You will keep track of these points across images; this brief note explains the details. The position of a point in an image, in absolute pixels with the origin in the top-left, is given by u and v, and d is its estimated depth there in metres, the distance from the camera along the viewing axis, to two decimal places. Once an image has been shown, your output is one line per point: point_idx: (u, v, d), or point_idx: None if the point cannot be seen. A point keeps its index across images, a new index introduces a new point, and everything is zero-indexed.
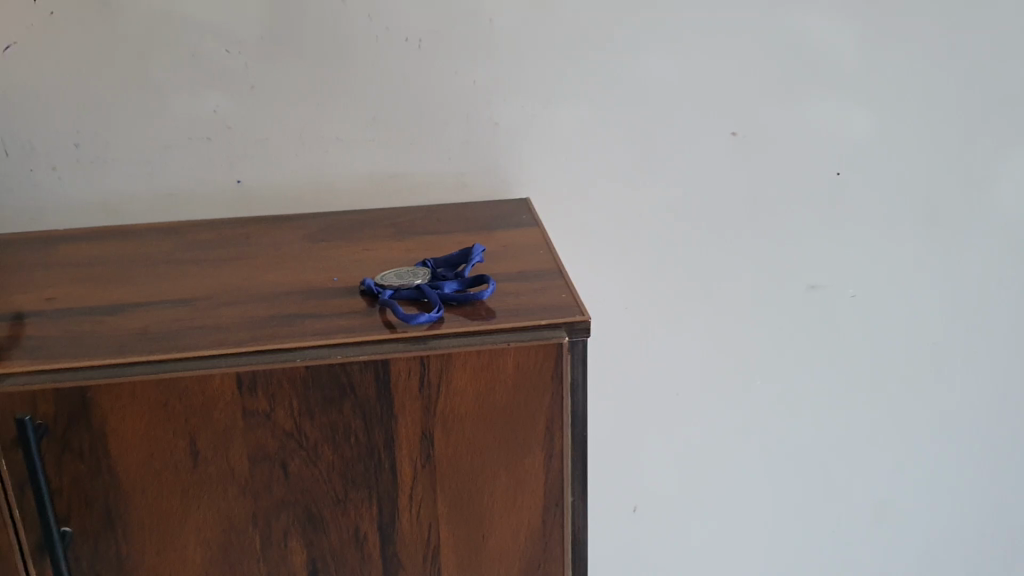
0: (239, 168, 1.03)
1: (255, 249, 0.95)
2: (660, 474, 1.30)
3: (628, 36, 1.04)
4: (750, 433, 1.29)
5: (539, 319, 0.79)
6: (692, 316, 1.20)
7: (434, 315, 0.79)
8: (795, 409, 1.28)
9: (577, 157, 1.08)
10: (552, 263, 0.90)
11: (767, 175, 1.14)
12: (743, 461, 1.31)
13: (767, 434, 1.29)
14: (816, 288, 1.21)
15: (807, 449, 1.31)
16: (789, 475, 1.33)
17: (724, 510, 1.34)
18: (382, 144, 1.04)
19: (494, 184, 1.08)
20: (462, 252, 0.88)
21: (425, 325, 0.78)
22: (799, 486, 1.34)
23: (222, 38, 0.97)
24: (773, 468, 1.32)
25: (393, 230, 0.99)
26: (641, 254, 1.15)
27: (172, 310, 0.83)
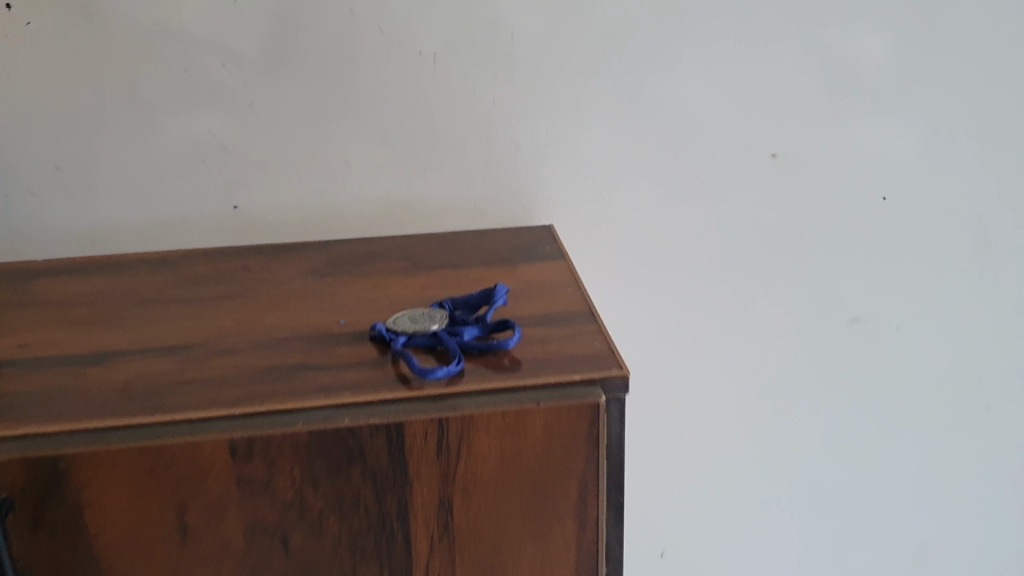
0: (237, 194, 0.94)
1: (254, 286, 0.86)
2: (688, 517, 1.21)
3: (661, 50, 0.96)
4: (784, 474, 1.20)
5: (572, 373, 0.70)
6: (725, 351, 1.11)
7: (454, 368, 0.70)
8: (832, 449, 1.19)
9: (604, 181, 1.00)
10: (582, 304, 0.81)
11: (810, 199, 1.05)
12: (777, 504, 1.22)
13: (805, 474, 1.20)
14: (858, 321, 1.12)
15: (848, 491, 1.22)
16: (828, 518, 1.23)
17: (757, 553, 1.25)
18: (393, 167, 0.96)
19: (513, 211, 1.00)
20: (483, 292, 0.79)
21: (442, 382, 0.69)
22: (838, 530, 1.24)
23: (218, 52, 0.88)
24: (811, 511, 1.23)
25: (406, 264, 0.90)
26: (671, 284, 1.07)
27: (161, 361, 0.74)
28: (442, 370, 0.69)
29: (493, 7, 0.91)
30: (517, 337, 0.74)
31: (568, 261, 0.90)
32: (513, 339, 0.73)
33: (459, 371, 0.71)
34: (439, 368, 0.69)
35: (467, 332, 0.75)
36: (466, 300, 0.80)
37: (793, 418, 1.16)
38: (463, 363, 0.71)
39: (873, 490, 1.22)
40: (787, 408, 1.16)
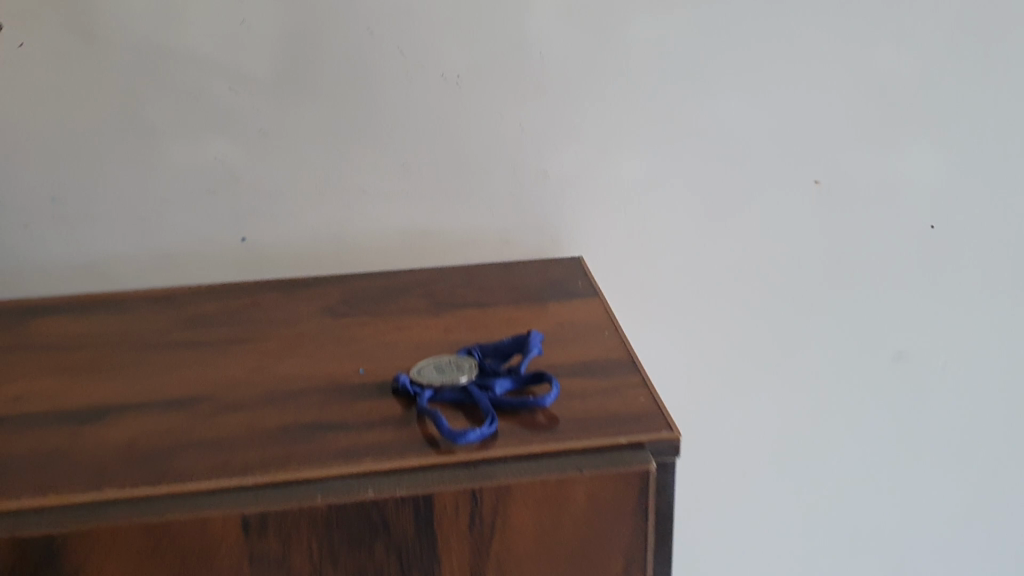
0: (247, 225, 0.88)
1: (265, 327, 0.80)
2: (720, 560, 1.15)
3: (701, 72, 0.89)
4: (822, 517, 1.13)
5: (617, 435, 0.64)
6: (762, 387, 1.05)
7: (486, 430, 0.64)
8: (874, 491, 1.12)
9: (638, 209, 0.94)
10: (623, 351, 0.74)
11: (856, 228, 0.98)
12: (815, 547, 1.15)
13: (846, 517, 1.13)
14: (904, 356, 1.05)
15: (891, 534, 1.15)
16: (869, 563, 1.16)
17: None
18: (413, 196, 0.89)
19: (540, 243, 0.94)
20: (515, 339, 0.73)
21: (475, 446, 0.63)
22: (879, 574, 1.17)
23: (226, 75, 0.82)
24: (850, 555, 1.16)
25: (428, 302, 0.84)
26: (706, 318, 1.00)
27: (165, 417, 0.68)
28: (474, 433, 0.63)
29: (521, 27, 0.84)
30: (556, 393, 0.67)
31: (602, 298, 0.84)
32: (551, 395, 0.67)
33: (492, 432, 0.64)
34: (471, 430, 0.62)
35: (499, 386, 0.69)
36: (496, 346, 0.73)
37: (833, 458, 1.10)
38: (497, 422, 0.65)
39: (919, 534, 1.15)
40: (826, 447, 1.09)
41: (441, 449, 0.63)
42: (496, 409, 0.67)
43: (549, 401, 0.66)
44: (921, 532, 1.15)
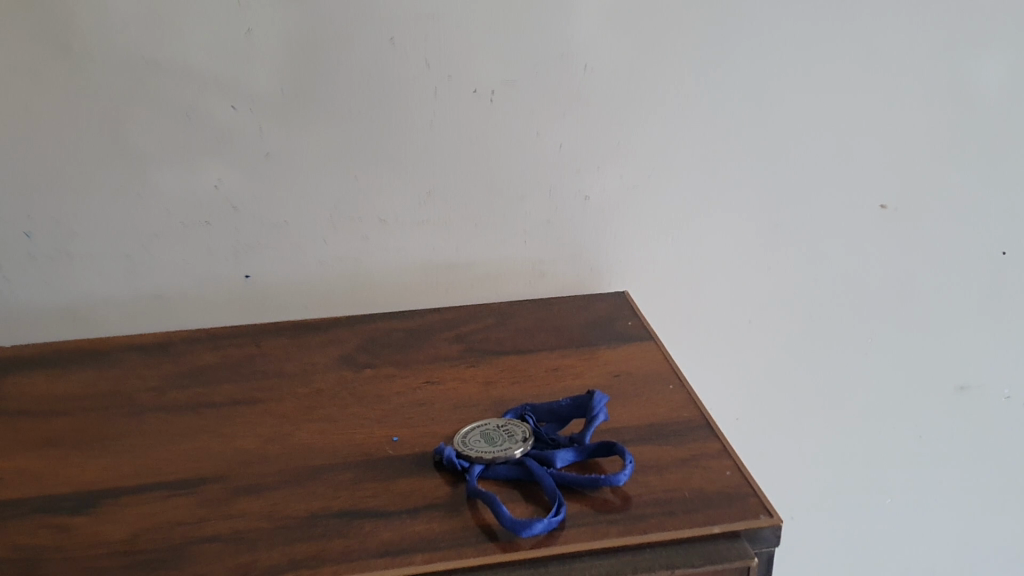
0: (249, 261, 0.78)
1: (277, 382, 0.69)
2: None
3: (761, 83, 0.79)
4: (873, 562, 1.05)
5: (706, 521, 0.55)
6: (814, 424, 0.96)
7: (553, 519, 0.54)
8: (930, 534, 1.03)
9: (686, 236, 0.84)
10: (696, 410, 0.65)
11: (920, 253, 0.89)
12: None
13: (897, 560, 1.05)
14: (966, 389, 0.96)
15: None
16: None
17: None
18: (437, 225, 0.79)
19: (578, 275, 0.84)
20: (575, 401, 0.63)
21: (542, 540, 0.53)
22: None
23: (227, 92, 0.72)
24: None
25: (461, 346, 0.73)
26: (758, 353, 0.91)
27: (169, 505, 0.57)
28: (540, 523, 0.53)
29: (564, 36, 0.74)
30: (631, 468, 0.57)
31: (658, 341, 0.74)
32: (626, 472, 0.57)
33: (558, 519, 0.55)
34: (537, 520, 0.53)
35: (562, 459, 0.59)
36: (552, 409, 0.63)
37: (888, 500, 1.01)
38: (565, 507, 0.55)
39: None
40: (880, 487, 1.00)
41: (502, 542, 0.53)
42: (561, 488, 0.58)
43: (623, 479, 0.57)
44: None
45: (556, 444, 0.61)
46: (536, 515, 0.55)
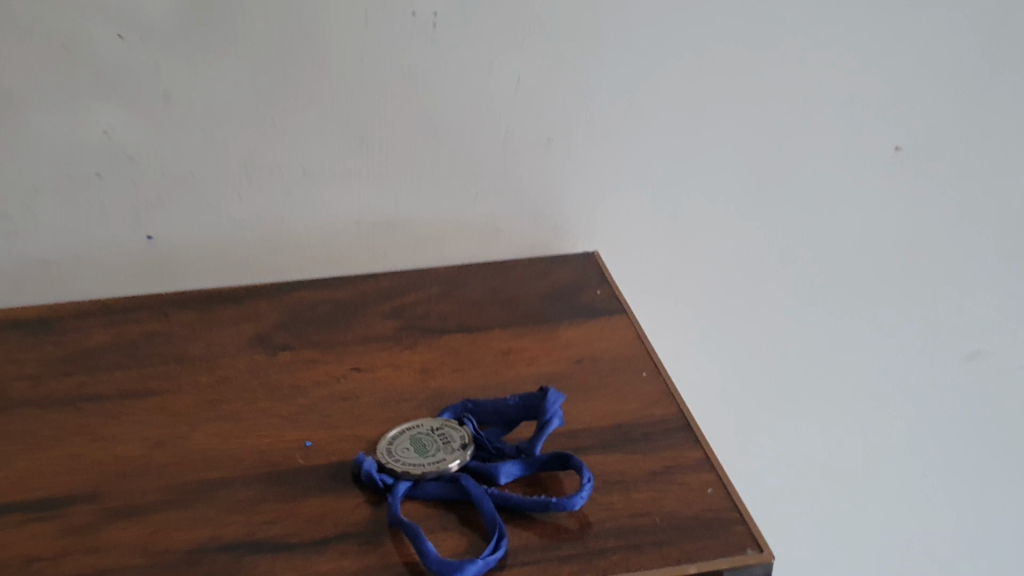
0: (150, 220, 0.66)
1: (174, 369, 0.58)
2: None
3: (760, 5, 0.67)
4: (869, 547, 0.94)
5: (682, 557, 0.44)
6: (810, 399, 0.86)
7: (490, 559, 0.44)
8: (929, 517, 0.93)
9: (665, 187, 0.72)
10: (669, 408, 0.54)
11: (937, 206, 0.77)
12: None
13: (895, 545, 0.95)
14: (977, 356, 0.86)
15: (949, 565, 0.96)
16: None
17: None
18: (374, 177, 0.67)
19: (540, 234, 0.73)
20: (525, 401, 0.52)
21: None
22: None
23: (112, 16, 0.59)
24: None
25: (398, 324, 0.62)
26: (747, 321, 0.80)
27: (22, 533, 0.46)
28: (474, 565, 0.43)
29: None
30: (589, 489, 0.47)
31: (630, 316, 0.63)
32: (583, 494, 0.47)
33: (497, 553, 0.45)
34: (470, 562, 0.43)
35: (507, 475, 0.48)
36: (497, 409, 0.53)
37: (886, 480, 0.91)
38: (507, 538, 0.45)
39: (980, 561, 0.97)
40: (879, 466, 0.90)
41: None
42: (504, 512, 0.47)
43: (579, 502, 0.47)
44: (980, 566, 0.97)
45: (501, 454, 0.50)
46: (470, 548, 0.45)
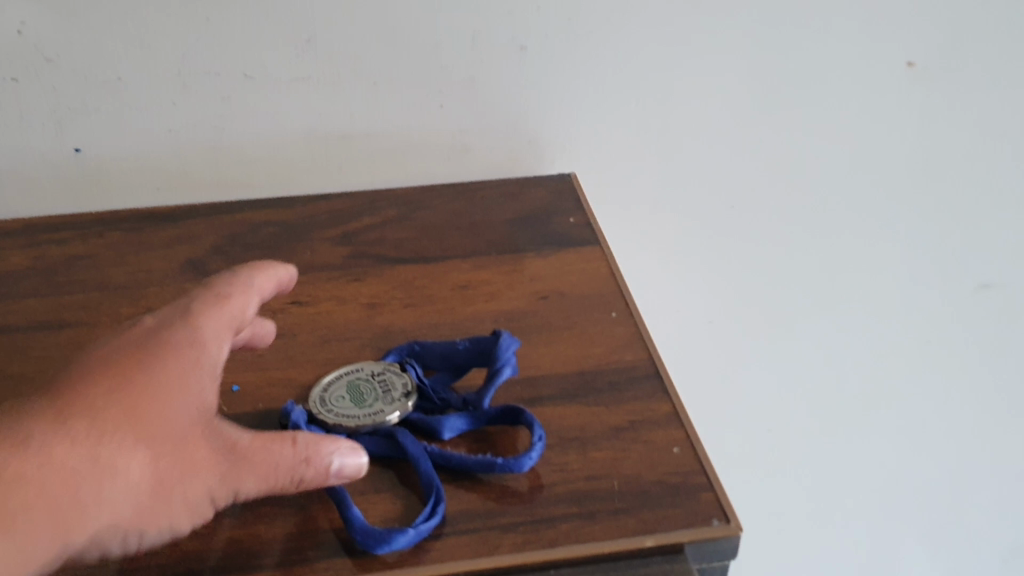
0: (76, 128, 0.59)
1: (95, 297, 0.52)
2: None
3: None
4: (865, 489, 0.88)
5: (639, 527, 0.39)
6: (805, 335, 0.79)
7: (424, 529, 0.39)
8: (925, 460, 0.87)
9: (649, 98, 0.65)
10: (640, 353, 0.49)
11: (954, 124, 0.69)
12: (843, 528, 0.91)
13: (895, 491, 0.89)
14: (989, 288, 0.78)
15: (953, 514, 0.90)
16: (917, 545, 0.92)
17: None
18: (324, 83, 0.60)
19: (511, 150, 0.66)
20: (476, 345, 0.47)
21: (407, 560, 0.38)
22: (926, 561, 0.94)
23: None
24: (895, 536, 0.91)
25: (347, 251, 0.56)
26: (741, 247, 0.73)
27: None
28: (405, 536, 0.38)
29: None
30: (540, 448, 0.42)
31: (605, 248, 0.57)
32: (533, 454, 0.42)
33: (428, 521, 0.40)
34: (400, 533, 0.38)
35: (450, 430, 0.43)
36: (445, 354, 0.48)
37: (882, 421, 0.84)
38: (444, 503, 0.40)
39: (985, 510, 0.90)
40: (876, 407, 0.83)
41: (353, 557, 0.38)
42: (444, 473, 0.42)
43: (528, 464, 0.41)
44: (979, 514, 0.90)
45: (446, 407, 0.46)
46: (403, 515, 0.40)
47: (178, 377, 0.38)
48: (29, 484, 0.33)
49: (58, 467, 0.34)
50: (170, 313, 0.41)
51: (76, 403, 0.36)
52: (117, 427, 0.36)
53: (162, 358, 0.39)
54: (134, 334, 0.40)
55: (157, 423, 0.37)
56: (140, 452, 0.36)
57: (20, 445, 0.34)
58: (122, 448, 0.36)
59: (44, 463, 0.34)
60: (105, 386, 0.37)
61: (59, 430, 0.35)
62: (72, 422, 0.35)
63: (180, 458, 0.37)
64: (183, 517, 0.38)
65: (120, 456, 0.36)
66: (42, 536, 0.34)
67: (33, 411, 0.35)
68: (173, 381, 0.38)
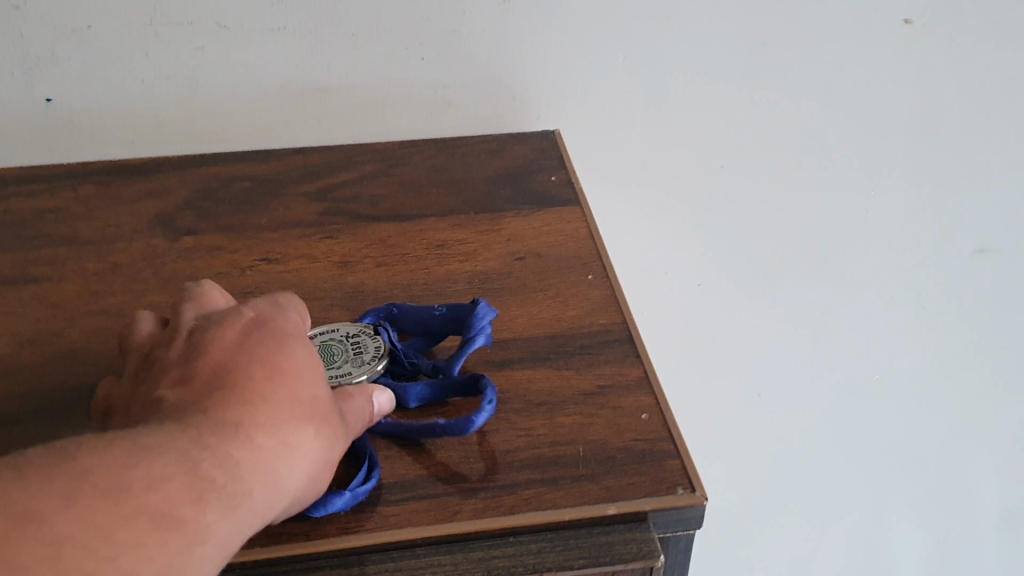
0: (46, 78, 0.58)
1: (62, 252, 0.51)
2: (719, 511, 0.90)
3: None
4: (855, 451, 0.88)
5: (602, 493, 0.39)
6: (796, 298, 0.77)
7: (360, 491, 0.38)
8: (918, 424, 0.86)
9: (636, 52, 0.63)
10: (614, 316, 0.48)
11: (954, 83, 0.67)
12: (833, 492, 0.90)
13: (885, 453, 0.88)
14: (986, 253, 0.76)
15: (943, 477, 0.90)
16: (906, 509, 0.92)
17: (810, 545, 0.95)
18: (300, 34, 0.59)
19: (494, 104, 0.64)
20: (452, 313, 0.46)
21: (346, 522, 0.38)
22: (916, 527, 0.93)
23: None
24: (885, 499, 0.91)
25: (321, 208, 0.55)
26: (732, 207, 0.72)
27: None
28: (341, 499, 0.38)
29: None
30: (490, 410, 0.41)
31: (585, 208, 0.56)
32: (480, 414, 0.41)
33: (380, 485, 0.39)
34: (336, 495, 0.37)
35: (415, 398, 0.43)
36: (419, 319, 0.47)
37: (874, 385, 0.83)
38: (379, 468, 0.39)
39: (976, 474, 0.90)
40: (868, 371, 0.82)
41: (293, 521, 0.38)
42: (395, 442, 0.41)
43: (476, 422, 0.41)
44: (969, 478, 0.90)
45: (417, 371, 0.45)
46: (342, 479, 0.40)
47: (307, 354, 0.39)
48: (235, 465, 0.34)
49: (255, 451, 0.35)
50: (256, 304, 0.41)
51: (246, 386, 0.37)
52: (289, 410, 0.37)
53: (278, 339, 0.39)
54: (235, 320, 0.40)
55: (303, 398, 0.38)
56: (308, 424, 0.37)
57: (219, 430, 0.35)
58: (296, 423, 0.37)
59: (245, 445, 0.35)
60: (262, 370, 0.37)
61: (247, 415, 0.36)
62: (231, 412, 0.36)
63: (332, 422, 0.38)
64: (332, 478, 0.38)
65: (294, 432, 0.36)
66: (252, 515, 0.34)
67: (215, 399, 0.36)
68: (307, 359, 0.39)
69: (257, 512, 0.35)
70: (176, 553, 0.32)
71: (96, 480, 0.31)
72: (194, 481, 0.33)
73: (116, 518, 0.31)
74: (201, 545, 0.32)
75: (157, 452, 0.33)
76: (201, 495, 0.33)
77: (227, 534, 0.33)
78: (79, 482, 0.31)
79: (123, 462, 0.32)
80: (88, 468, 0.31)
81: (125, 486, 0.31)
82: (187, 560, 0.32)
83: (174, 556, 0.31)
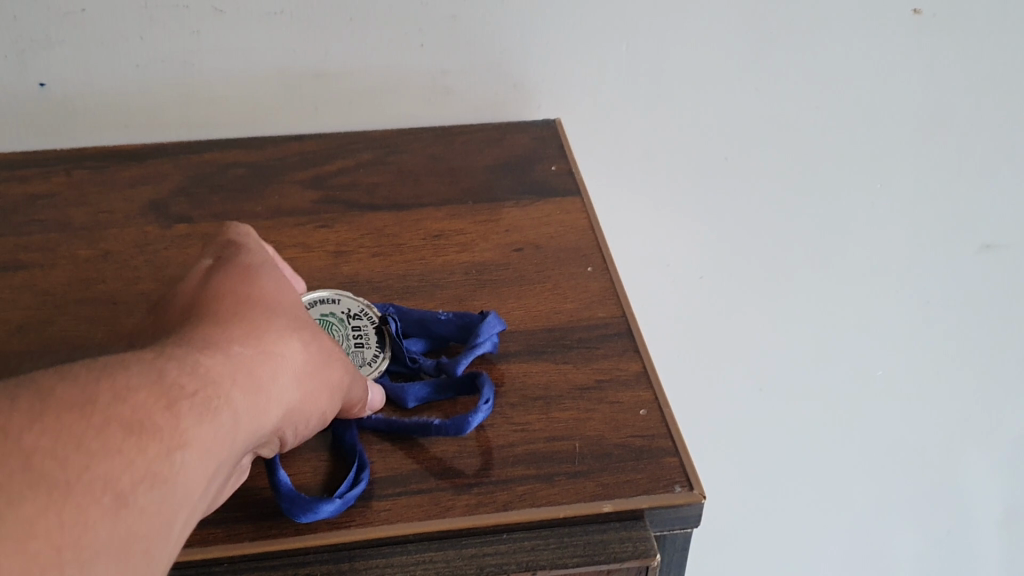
0: (39, 61, 0.57)
1: (53, 238, 0.51)
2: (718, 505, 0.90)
3: None
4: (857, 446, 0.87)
5: (598, 490, 0.38)
6: (799, 292, 0.76)
7: (349, 498, 0.37)
8: (920, 421, 0.85)
9: (639, 42, 0.62)
10: (613, 310, 0.47)
11: (963, 76, 0.66)
12: (834, 488, 0.90)
13: (888, 449, 0.87)
14: (992, 249, 0.75)
15: (945, 475, 0.89)
16: (907, 506, 0.91)
17: (810, 540, 0.94)
18: (297, 19, 0.58)
19: (495, 93, 0.63)
20: (460, 320, 0.45)
21: (333, 527, 0.36)
22: (916, 523, 0.92)
23: None
24: (887, 495, 0.90)
25: (317, 196, 0.54)
26: (735, 199, 0.71)
27: None
28: (331, 505, 0.36)
29: None
30: (487, 410, 0.41)
31: (585, 199, 0.55)
32: (478, 413, 0.40)
33: (373, 480, 0.38)
34: (327, 501, 0.36)
35: (413, 398, 0.42)
36: (424, 321, 0.45)
37: (877, 380, 0.82)
38: (368, 469, 0.38)
39: (978, 472, 0.89)
40: (870, 367, 0.81)
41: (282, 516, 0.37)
42: (389, 438, 0.41)
43: (474, 421, 0.40)
44: (971, 476, 0.89)
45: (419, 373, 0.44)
46: (330, 480, 0.39)
47: (274, 286, 0.39)
48: (211, 372, 0.33)
49: (229, 362, 0.33)
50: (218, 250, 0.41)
51: (212, 314, 0.36)
52: (260, 327, 0.36)
53: (241, 273, 0.38)
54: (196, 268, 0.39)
55: (272, 320, 0.37)
56: (282, 340, 0.36)
57: (190, 346, 0.33)
58: (271, 338, 0.36)
59: (221, 358, 0.33)
60: (227, 299, 0.37)
61: (220, 334, 0.34)
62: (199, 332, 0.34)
63: (309, 344, 0.37)
64: (320, 403, 0.37)
65: (268, 347, 0.35)
66: (233, 423, 0.33)
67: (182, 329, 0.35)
68: (274, 289, 0.39)
69: (239, 423, 0.33)
70: (157, 458, 0.29)
71: (62, 389, 0.29)
72: (168, 383, 0.31)
73: (90, 422, 0.28)
74: (184, 450, 0.30)
75: (126, 362, 0.31)
76: (178, 397, 0.31)
77: (209, 437, 0.31)
78: (40, 389, 0.28)
79: (87, 371, 0.30)
80: (50, 382, 0.29)
81: (94, 387, 0.29)
82: (169, 467, 0.30)
83: (153, 455, 0.29)
